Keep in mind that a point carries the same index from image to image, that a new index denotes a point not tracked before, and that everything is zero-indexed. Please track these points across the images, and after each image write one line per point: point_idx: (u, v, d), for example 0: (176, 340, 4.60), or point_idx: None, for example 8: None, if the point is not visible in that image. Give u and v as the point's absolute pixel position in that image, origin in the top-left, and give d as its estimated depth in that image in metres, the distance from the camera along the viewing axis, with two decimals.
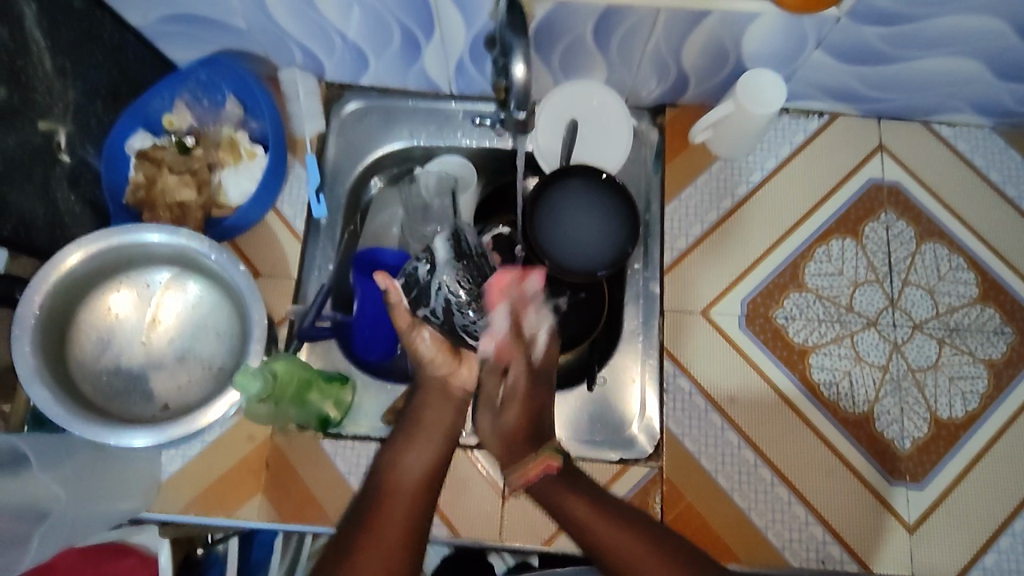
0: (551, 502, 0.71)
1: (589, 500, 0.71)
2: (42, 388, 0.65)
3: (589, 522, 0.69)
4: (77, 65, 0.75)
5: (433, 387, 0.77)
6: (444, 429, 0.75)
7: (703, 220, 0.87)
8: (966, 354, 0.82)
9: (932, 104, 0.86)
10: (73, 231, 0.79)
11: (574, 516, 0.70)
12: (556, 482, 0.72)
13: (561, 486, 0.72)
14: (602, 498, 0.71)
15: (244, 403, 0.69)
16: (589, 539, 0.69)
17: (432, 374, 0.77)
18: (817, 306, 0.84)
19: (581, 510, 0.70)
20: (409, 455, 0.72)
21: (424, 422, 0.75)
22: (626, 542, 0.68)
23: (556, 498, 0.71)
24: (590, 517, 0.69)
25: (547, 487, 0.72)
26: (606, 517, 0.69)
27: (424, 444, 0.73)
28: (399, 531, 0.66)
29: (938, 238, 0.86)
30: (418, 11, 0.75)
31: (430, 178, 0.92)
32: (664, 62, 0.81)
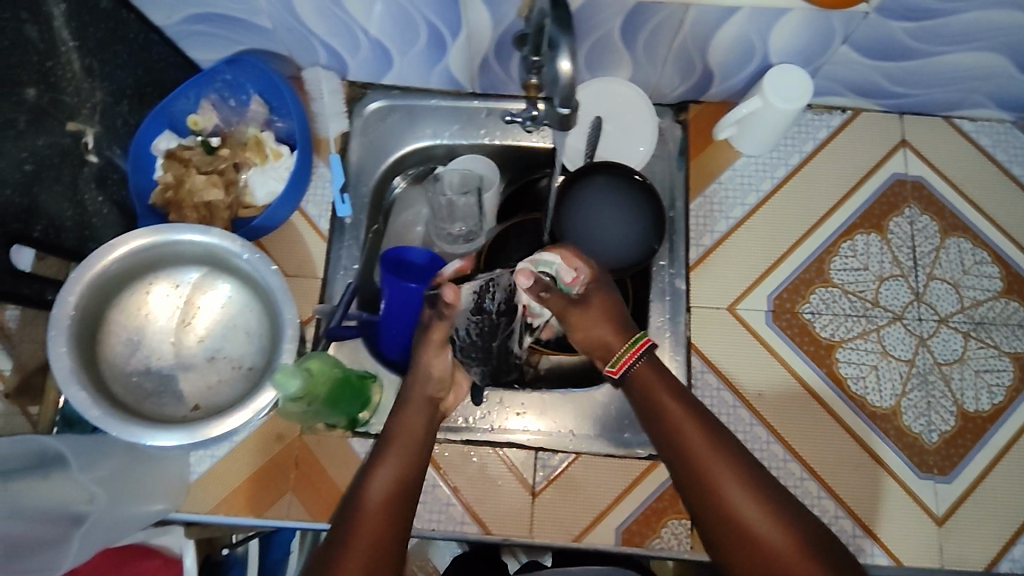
0: (648, 398, 0.67)
1: (688, 410, 0.65)
2: (79, 389, 0.66)
3: (684, 432, 0.64)
4: (105, 65, 0.75)
5: (416, 398, 0.71)
6: (420, 439, 0.69)
7: (728, 216, 0.88)
8: (992, 347, 0.83)
9: (954, 100, 0.87)
10: (100, 232, 0.79)
11: (671, 421, 0.65)
12: (659, 381, 0.67)
13: (661, 382, 0.67)
14: (703, 414, 0.66)
15: (281, 400, 0.69)
16: (682, 446, 0.64)
17: (423, 387, 0.71)
18: (843, 301, 0.84)
19: (676, 418, 0.65)
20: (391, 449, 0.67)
21: (397, 436, 0.68)
22: (710, 462, 0.62)
23: (654, 392, 0.67)
24: (682, 424, 0.65)
25: (637, 371, 0.68)
26: (704, 429, 0.64)
27: (401, 450, 0.67)
28: (377, 533, 0.61)
29: (961, 232, 0.86)
30: (445, 9, 0.75)
31: (453, 175, 0.88)
32: (689, 58, 0.82)
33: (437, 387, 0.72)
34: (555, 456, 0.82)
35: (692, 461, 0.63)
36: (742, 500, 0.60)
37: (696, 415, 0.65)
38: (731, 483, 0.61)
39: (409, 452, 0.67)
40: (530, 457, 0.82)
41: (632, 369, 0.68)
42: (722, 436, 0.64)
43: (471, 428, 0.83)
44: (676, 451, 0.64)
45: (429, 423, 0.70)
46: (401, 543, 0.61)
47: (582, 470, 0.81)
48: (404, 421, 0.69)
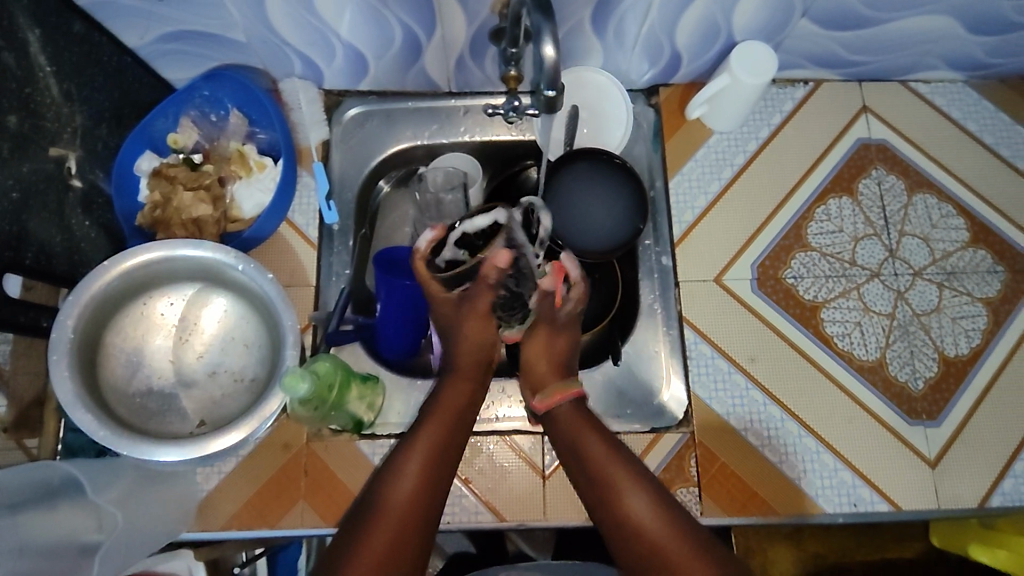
0: (577, 443, 0.69)
1: (617, 455, 0.68)
2: (85, 412, 0.65)
3: (612, 478, 0.67)
4: (82, 90, 0.75)
5: (464, 368, 0.72)
6: (457, 422, 0.70)
7: (706, 192, 0.91)
8: (965, 294, 0.87)
9: (908, 64, 0.91)
10: (90, 256, 0.78)
11: (598, 465, 0.68)
12: (589, 426, 0.70)
13: (591, 427, 0.70)
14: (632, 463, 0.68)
15: (291, 403, 0.70)
16: (609, 493, 0.66)
17: (468, 348, 0.71)
18: (822, 263, 0.88)
19: (607, 466, 0.67)
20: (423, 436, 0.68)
21: (436, 421, 0.69)
22: (654, 520, 0.64)
23: (582, 434, 0.69)
24: (610, 466, 0.67)
25: (565, 412, 0.71)
26: (632, 478, 0.67)
27: (436, 436, 0.68)
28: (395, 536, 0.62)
29: (927, 188, 0.91)
30: (418, 10, 0.77)
31: (437, 174, 0.90)
32: (658, 42, 0.84)
33: (488, 352, 0.72)
34: None
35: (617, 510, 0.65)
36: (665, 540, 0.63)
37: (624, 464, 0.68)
38: (652, 526, 0.64)
39: (444, 440, 0.68)
40: (537, 442, 0.84)
41: (558, 406, 0.71)
42: (646, 484, 0.67)
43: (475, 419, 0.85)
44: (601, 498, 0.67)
45: (469, 407, 0.71)
46: (427, 529, 0.64)
47: None
48: (448, 396, 0.71)
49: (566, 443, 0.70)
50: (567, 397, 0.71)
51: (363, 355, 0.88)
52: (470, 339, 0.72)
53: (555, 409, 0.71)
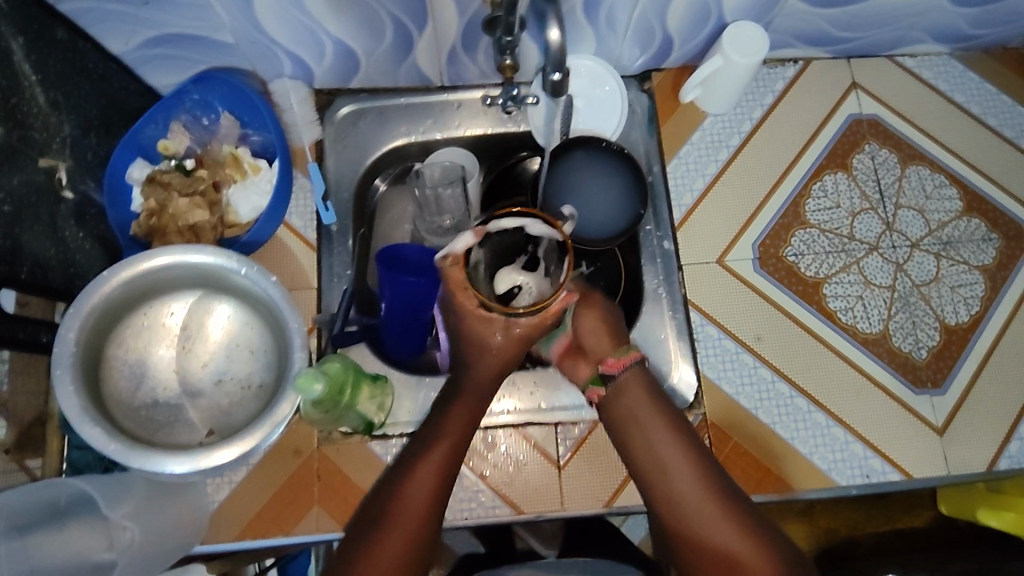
0: (632, 421, 0.67)
1: (676, 439, 0.66)
2: (93, 426, 0.64)
3: (664, 464, 0.65)
4: (68, 98, 0.73)
5: (479, 379, 0.66)
6: (465, 435, 0.66)
7: (703, 174, 0.91)
8: (962, 263, 0.88)
9: (895, 39, 0.92)
10: (86, 268, 0.76)
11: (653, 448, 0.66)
12: (648, 404, 0.67)
13: (650, 405, 0.67)
14: (694, 446, 0.66)
15: (305, 404, 0.69)
16: (662, 479, 0.65)
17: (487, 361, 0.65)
18: (822, 240, 0.89)
19: (665, 452, 0.65)
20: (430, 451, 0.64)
21: (446, 434, 0.65)
22: (688, 490, 0.64)
23: (637, 412, 0.67)
24: (652, 444, 0.66)
25: (630, 379, 0.67)
26: (688, 468, 0.65)
27: (445, 449, 0.65)
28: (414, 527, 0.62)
29: (919, 161, 0.92)
30: (410, 3, 0.76)
31: (434, 169, 0.90)
32: (650, 26, 0.84)
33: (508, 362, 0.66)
34: (574, 427, 0.83)
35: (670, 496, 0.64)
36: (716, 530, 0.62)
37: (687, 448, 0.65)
38: (708, 513, 0.63)
39: (451, 455, 0.65)
40: (549, 432, 0.83)
41: (617, 379, 0.67)
42: (703, 471, 0.65)
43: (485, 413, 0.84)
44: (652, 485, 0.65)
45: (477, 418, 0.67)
46: (429, 541, 0.63)
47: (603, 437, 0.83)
48: (461, 407, 0.66)
49: (618, 422, 0.68)
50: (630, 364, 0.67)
51: (367, 355, 0.87)
52: (492, 352, 0.64)
53: (620, 382, 0.67)
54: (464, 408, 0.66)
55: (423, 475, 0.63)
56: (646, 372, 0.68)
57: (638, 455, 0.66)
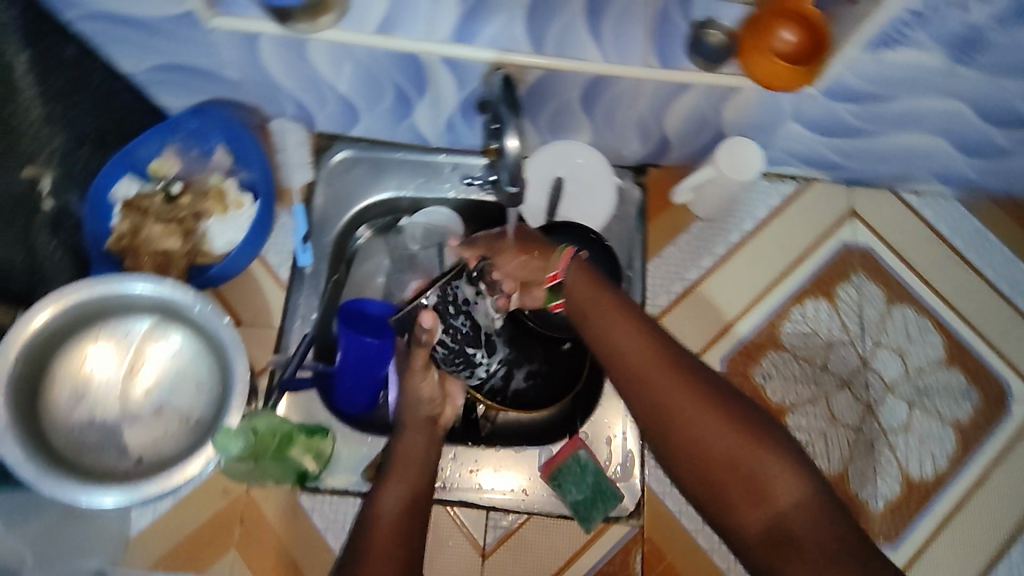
0: (609, 335, 0.62)
1: (674, 370, 0.59)
2: (14, 446, 0.63)
3: (677, 400, 0.58)
4: (67, 112, 0.76)
5: (415, 419, 0.72)
6: (423, 471, 0.68)
7: (683, 278, 0.90)
8: (935, 415, 0.85)
9: (898, 175, 0.91)
10: (51, 277, 0.77)
11: (651, 380, 0.59)
12: (627, 322, 0.62)
13: (622, 314, 0.63)
14: (684, 362, 0.60)
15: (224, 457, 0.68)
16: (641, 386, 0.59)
17: (418, 413, 0.72)
18: (793, 366, 0.86)
19: (660, 378, 0.59)
20: (385, 499, 0.64)
21: (393, 484, 0.66)
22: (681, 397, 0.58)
23: (616, 330, 0.62)
24: (634, 349, 0.60)
25: (574, 271, 0.67)
26: (691, 388, 0.58)
27: (400, 495, 0.65)
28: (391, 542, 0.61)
29: (906, 301, 0.90)
30: (411, 71, 0.78)
31: (416, 229, 0.93)
32: (647, 126, 0.85)
33: (431, 409, 0.72)
34: (505, 516, 0.81)
35: (699, 439, 0.56)
36: (754, 465, 0.55)
37: (683, 366, 0.59)
38: (738, 447, 0.56)
39: (415, 480, 0.67)
40: (481, 518, 0.81)
41: (567, 278, 0.67)
42: (705, 387, 0.59)
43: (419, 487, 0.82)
44: (656, 404, 0.58)
45: (430, 450, 0.70)
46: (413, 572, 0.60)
47: (531, 533, 0.81)
48: (405, 445, 0.70)
49: (602, 347, 0.63)
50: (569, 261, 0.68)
51: (317, 402, 0.85)
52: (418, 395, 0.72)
53: (567, 284, 0.67)
54: (411, 451, 0.69)
55: (385, 523, 0.62)
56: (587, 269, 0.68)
57: (642, 397, 0.59)
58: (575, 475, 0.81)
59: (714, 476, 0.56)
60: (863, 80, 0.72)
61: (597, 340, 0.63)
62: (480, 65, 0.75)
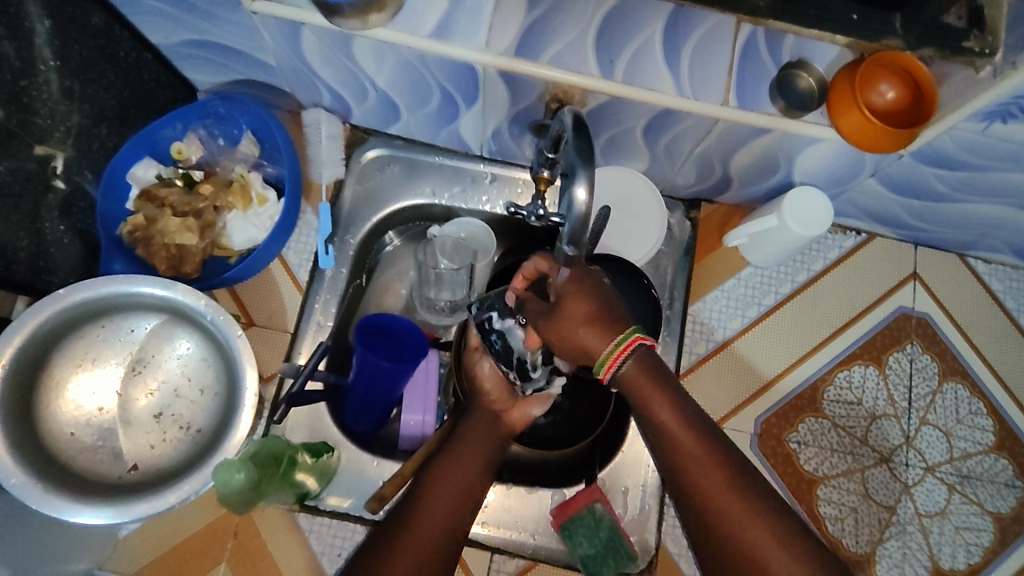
0: (670, 439, 0.60)
1: (743, 501, 0.57)
2: (2, 452, 0.59)
3: (745, 523, 0.56)
4: (87, 86, 0.70)
5: (483, 415, 0.69)
6: (481, 460, 0.66)
7: (726, 327, 0.84)
8: (975, 504, 0.80)
9: (970, 241, 0.84)
10: (58, 262, 0.72)
11: (714, 503, 0.57)
12: (694, 440, 0.60)
13: (681, 421, 0.61)
14: (759, 491, 0.58)
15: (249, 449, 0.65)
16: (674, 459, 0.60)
17: (485, 403, 0.70)
18: (832, 435, 0.81)
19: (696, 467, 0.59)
20: (435, 491, 0.63)
21: (450, 472, 0.64)
22: (719, 488, 0.58)
23: (673, 429, 0.61)
24: (680, 430, 0.60)
25: (633, 370, 0.62)
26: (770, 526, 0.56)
27: (456, 483, 0.64)
28: (426, 550, 0.59)
29: (960, 377, 0.84)
30: (462, 80, 0.71)
31: (446, 242, 0.85)
32: (709, 163, 0.78)
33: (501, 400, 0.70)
34: (509, 560, 0.78)
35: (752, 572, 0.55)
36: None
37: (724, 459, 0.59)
38: None
39: (475, 466, 0.65)
40: (485, 558, 0.78)
41: (622, 371, 0.62)
42: (781, 525, 0.56)
43: None
44: (715, 527, 0.57)
45: (494, 443, 0.68)
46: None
47: None
48: (468, 436, 0.67)
49: (664, 462, 0.61)
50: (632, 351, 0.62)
51: (326, 417, 0.81)
52: (482, 378, 0.72)
53: (626, 374, 0.62)
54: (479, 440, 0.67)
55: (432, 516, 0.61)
56: (648, 358, 0.63)
57: (695, 509, 0.58)
58: (588, 529, 0.75)
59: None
60: (959, 146, 0.66)
61: (653, 440, 0.62)
62: (539, 85, 0.68)
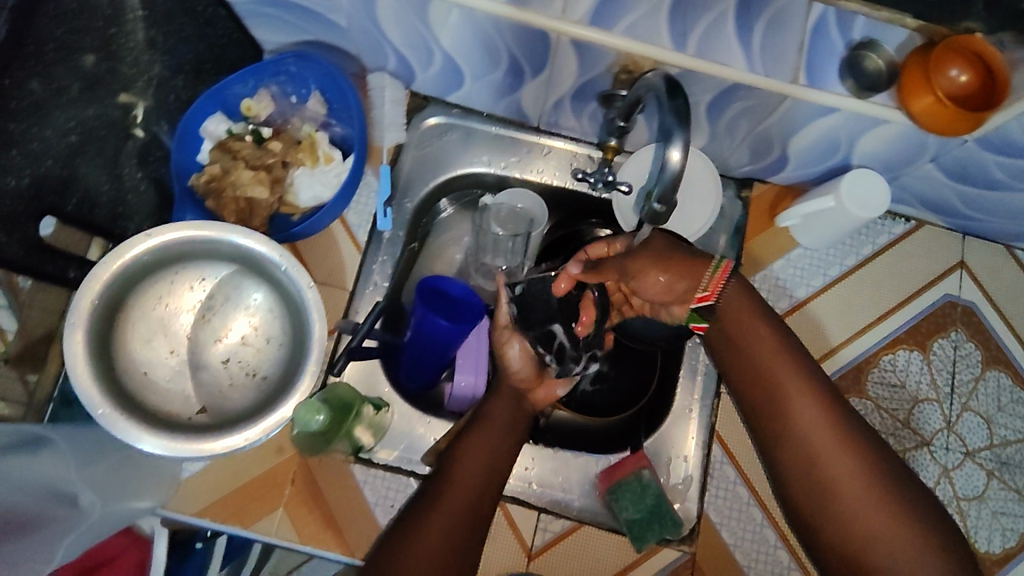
0: (755, 351, 0.66)
1: (821, 408, 0.62)
2: (89, 384, 0.62)
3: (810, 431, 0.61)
4: (169, 38, 0.71)
5: (506, 389, 0.73)
6: (503, 440, 0.69)
7: (774, 306, 0.86)
8: (1012, 490, 0.82)
9: (1020, 232, 0.85)
10: (134, 209, 0.75)
11: (790, 408, 0.62)
12: (782, 356, 0.64)
13: (772, 338, 0.66)
14: (835, 405, 0.62)
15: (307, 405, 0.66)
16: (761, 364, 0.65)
17: (509, 380, 0.73)
18: (874, 416, 0.83)
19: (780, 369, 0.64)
20: (466, 457, 0.66)
21: (477, 442, 0.67)
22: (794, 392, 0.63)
23: (756, 341, 0.66)
24: (767, 342, 0.65)
25: (734, 291, 0.68)
26: (832, 430, 0.61)
27: (486, 454, 0.66)
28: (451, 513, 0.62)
29: (1003, 366, 0.85)
30: (533, 48, 0.72)
31: (501, 210, 0.86)
32: (768, 142, 0.79)
33: (521, 382, 0.73)
34: (555, 521, 0.80)
35: (807, 454, 0.61)
36: (871, 511, 0.57)
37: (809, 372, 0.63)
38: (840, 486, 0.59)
39: (497, 446, 0.68)
40: (531, 517, 0.79)
41: (723, 295, 0.68)
42: (846, 432, 0.61)
43: None
44: (788, 427, 0.62)
45: (517, 415, 0.71)
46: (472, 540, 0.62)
47: (580, 542, 0.79)
48: (493, 410, 0.70)
49: (746, 371, 0.66)
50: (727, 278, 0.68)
51: (380, 372, 0.83)
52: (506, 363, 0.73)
53: (723, 302, 0.68)
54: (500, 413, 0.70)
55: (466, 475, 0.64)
56: (740, 284, 0.69)
57: (771, 414, 0.64)
58: (634, 494, 0.77)
59: (825, 509, 0.59)
60: None
61: (735, 348, 0.67)
62: (610, 55, 0.69)
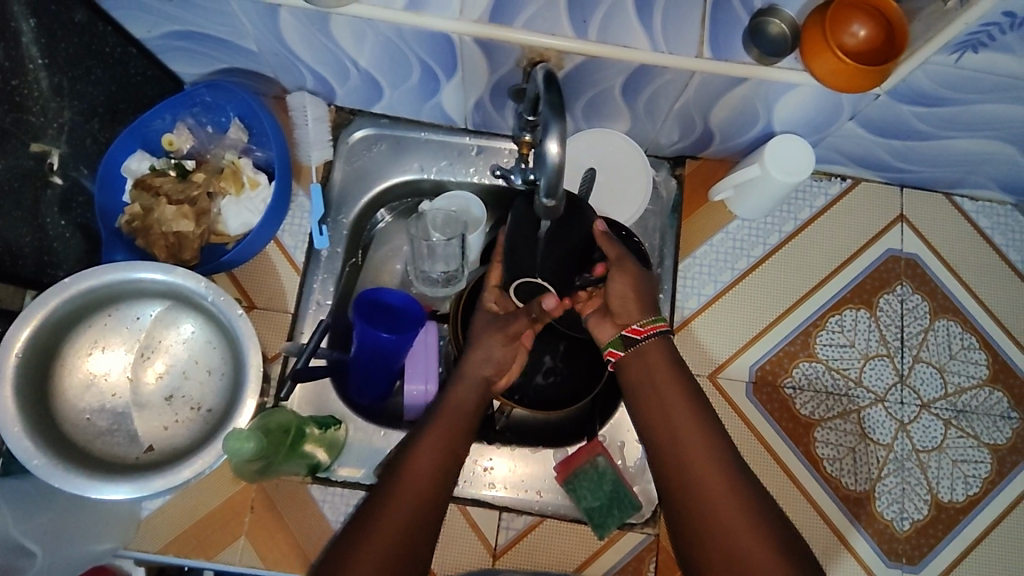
0: (647, 375, 0.66)
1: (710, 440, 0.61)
2: (22, 437, 0.62)
3: (693, 443, 0.61)
4: (76, 83, 0.72)
5: (471, 375, 0.69)
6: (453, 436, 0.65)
7: (716, 280, 0.86)
8: (971, 437, 0.82)
9: (954, 179, 0.85)
10: (62, 256, 0.75)
11: (722, 514, 0.57)
12: (682, 399, 0.64)
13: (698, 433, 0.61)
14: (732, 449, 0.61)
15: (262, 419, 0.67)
16: (653, 385, 0.65)
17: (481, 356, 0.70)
18: (826, 378, 0.83)
19: (667, 386, 0.65)
20: (393, 505, 0.59)
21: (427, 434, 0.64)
22: (682, 409, 0.63)
23: (675, 408, 0.63)
24: (658, 367, 0.66)
25: (654, 348, 0.67)
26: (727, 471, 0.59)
27: (410, 504, 0.59)
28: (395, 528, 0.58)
29: (952, 315, 0.85)
30: (440, 51, 0.72)
31: (437, 215, 0.85)
32: (689, 118, 0.79)
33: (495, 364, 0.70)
34: (518, 518, 0.80)
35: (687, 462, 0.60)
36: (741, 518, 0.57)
37: (694, 398, 0.64)
38: (718, 488, 0.58)
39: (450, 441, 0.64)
40: (493, 517, 0.80)
41: (645, 343, 0.67)
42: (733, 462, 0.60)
43: (453, 482, 0.80)
44: (685, 471, 0.60)
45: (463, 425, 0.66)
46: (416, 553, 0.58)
47: (543, 537, 0.79)
48: (457, 396, 0.68)
49: (662, 435, 0.63)
50: (656, 332, 0.67)
51: (330, 393, 0.83)
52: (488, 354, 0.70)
53: (643, 349, 0.67)
54: (433, 448, 0.63)
55: (378, 540, 0.57)
56: (668, 348, 0.67)
57: (658, 424, 0.63)
58: (592, 483, 0.80)
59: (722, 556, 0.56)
60: (935, 81, 0.66)
61: (651, 415, 0.64)
62: (515, 50, 0.69)
